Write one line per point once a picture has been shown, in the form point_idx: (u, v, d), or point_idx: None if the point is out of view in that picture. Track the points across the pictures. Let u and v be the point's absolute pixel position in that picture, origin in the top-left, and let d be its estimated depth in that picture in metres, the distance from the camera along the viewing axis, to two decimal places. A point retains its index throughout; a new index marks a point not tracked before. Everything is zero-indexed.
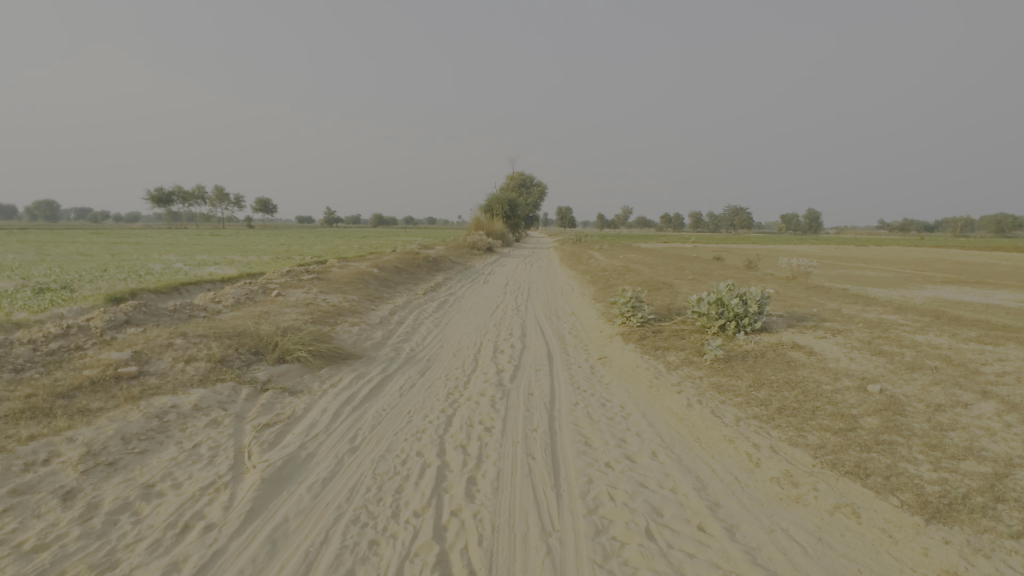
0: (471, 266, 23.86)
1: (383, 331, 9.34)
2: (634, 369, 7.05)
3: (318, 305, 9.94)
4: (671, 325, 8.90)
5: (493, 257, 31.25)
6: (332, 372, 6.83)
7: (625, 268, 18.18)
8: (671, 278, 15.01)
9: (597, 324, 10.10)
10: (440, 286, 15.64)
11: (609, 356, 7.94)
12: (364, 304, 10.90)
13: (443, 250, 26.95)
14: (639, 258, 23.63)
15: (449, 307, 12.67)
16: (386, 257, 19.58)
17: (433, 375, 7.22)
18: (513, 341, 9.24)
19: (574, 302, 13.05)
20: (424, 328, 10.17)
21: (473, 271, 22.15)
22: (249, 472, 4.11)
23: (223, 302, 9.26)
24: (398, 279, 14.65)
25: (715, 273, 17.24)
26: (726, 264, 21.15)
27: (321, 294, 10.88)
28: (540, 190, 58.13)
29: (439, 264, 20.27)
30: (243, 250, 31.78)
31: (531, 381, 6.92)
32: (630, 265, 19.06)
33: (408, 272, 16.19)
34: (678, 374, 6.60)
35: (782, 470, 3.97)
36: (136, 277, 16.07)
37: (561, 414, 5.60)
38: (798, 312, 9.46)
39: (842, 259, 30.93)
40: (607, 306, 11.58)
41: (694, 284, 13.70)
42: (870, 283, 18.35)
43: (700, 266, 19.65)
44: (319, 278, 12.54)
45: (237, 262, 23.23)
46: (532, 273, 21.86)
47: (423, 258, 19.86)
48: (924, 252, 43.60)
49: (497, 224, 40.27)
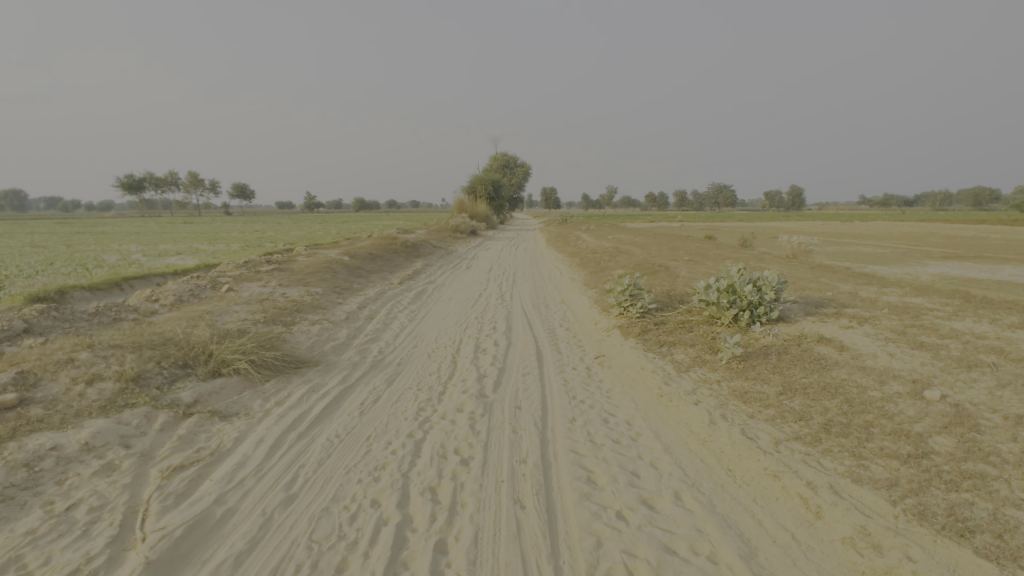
0: (452, 250, 22.63)
1: (348, 329, 8.19)
2: (638, 371, 6.02)
3: (275, 301, 8.74)
4: (675, 317, 7.88)
5: (478, 240, 30.04)
6: (280, 386, 5.69)
7: (616, 250, 17.15)
8: (667, 260, 14.00)
9: (591, 315, 9.06)
10: (418, 274, 14.47)
11: (608, 355, 6.91)
12: (329, 298, 9.71)
13: (424, 234, 25.68)
14: (629, 238, 22.62)
15: (426, 297, 11.52)
16: (361, 243, 18.27)
17: (403, 385, 6.12)
18: (497, 337, 8.16)
19: (564, 289, 11.98)
20: (397, 324, 9.04)
21: (455, 255, 20.99)
22: (134, 548, 3.00)
23: (160, 301, 8.02)
24: (371, 268, 13.43)
25: (713, 253, 16.26)
26: (721, 243, 20.20)
27: (280, 288, 9.67)
28: (524, 170, 56.66)
29: (418, 250, 19.02)
30: (212, 238, 30.05)
31: (519, 389, 5.86)
32: (621, 247, 18.01)
33: (383, 260, 14.95)
34: (691, 378, 5.59)
35: (854, 525, 2.97)
36: (83, 271, 14.65)
37: (556, 437, 4.56)
38: (813, 298, 8.51)
39: (833, 235, 30.21)
40: (601, 294, 10.55)
41: (692, 267, 12.70)
42: (872, 260, 17.54)
43: (694, 246, 18.70)
44: (281, 269, 11.29)
45: (201, 252, 21.68)
46: (517, 257, 20.71)
47: (402, 243, 18.62)
48: (914, 227, 43.17)
49: (481, 206, 38.96)
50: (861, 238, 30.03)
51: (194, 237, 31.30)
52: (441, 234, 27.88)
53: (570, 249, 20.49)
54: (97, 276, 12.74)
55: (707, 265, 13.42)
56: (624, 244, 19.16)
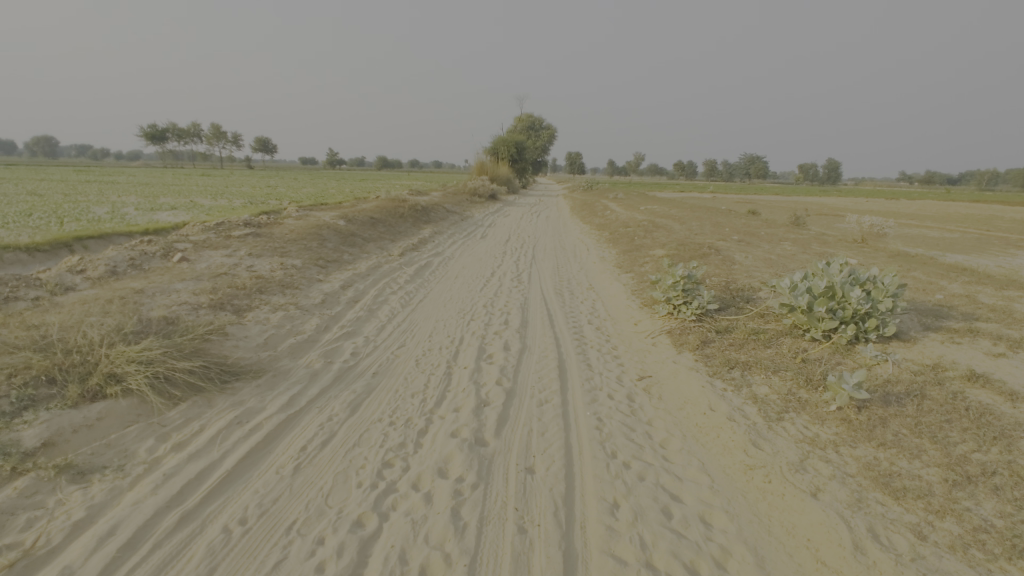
0: (467, 216, 20.67)
1: (320, 319, 6.45)
2: (706, 416, 4.17)
3: (234, 277, 7.01)
4: (744, 324, 5.95)
5: (497, 205, 28.01)
6: (192, 414, 3.97)
7: (651, 224, 15.07)
8: (714, 240, 11.90)
9: (628, 313, 7.18)
10: (424, 244, 12.64)
11: (656, 380, 5.05)
12: (307, 275, 7.95)
13: (439, 197, 23.79)
14: (664, 210, 20.39)
15: (428, 275, 9.70)
16: (364, 205, 16.40)
17: (371, 414, 4.38)
18: (508, 338, 6.34)
19: (593, 272, 10.07)
20: (385, 312, 7.28)
21: (470, 222, 19.12)
22: None
23: (84, 273, 6.33)
24: (368, 235, 11.61)
25: (765, 233, 14.05)
26: (769, 221, 17.89)
27: (247, 259, 7.92)
28: (549, 133, 53.70)
29: (429, 215, 17.11)
30: (217, 194, 28.36)
31: (531, 434, 4.07)
32: (656, 221, 15.87)
33: (385, 226, 13.09)
34: (791, 437, 3.73)
35: None
36: (53, 225, 13.13)
37: (589, 552, 2.78)
38: (923, 305, 6.48)
39: (886, 215, 27.43)
40: (639, 282, 8.62)
41: (747, 251, 10.61)
42: (949, 247, 15.16)
43: (740, 223, 16.47)
44: (258, 233, 9.55)
45: (198, 207, 20.04)
46: (539, 227, 18.70)
47: (411, 206, 16.76)
48: (969, 208, 39.74)
49: (503, 168, 36.71)
50: (915, 219, 27.32)
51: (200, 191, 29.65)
52: (457, 197, 25.85)
53: (598, 220, 18.38)
54: (56, 232, 11.11)
55: (763, 249, 11.30)
56: (659, 218, 16.99)
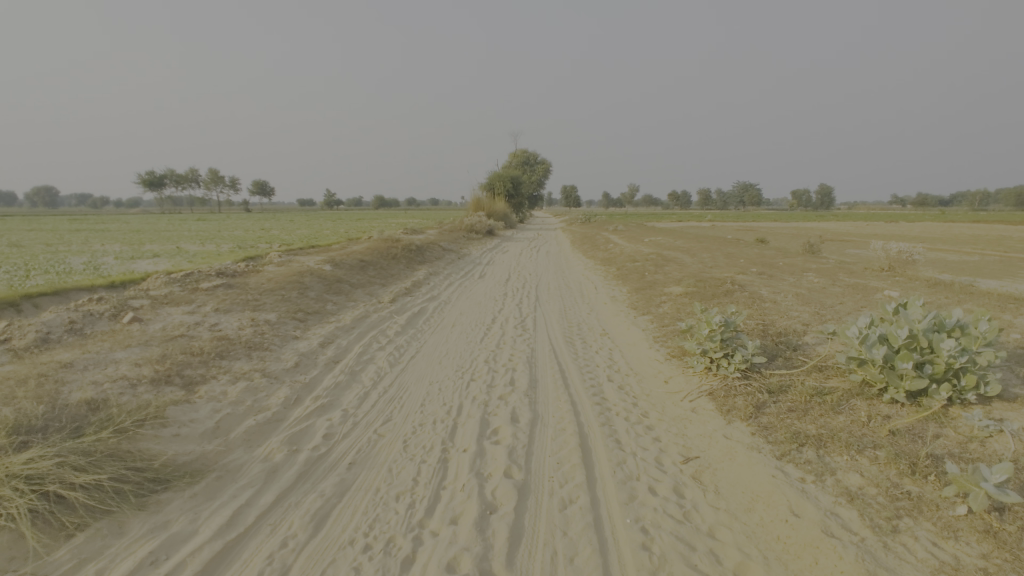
0: (465, 254, 19.84)
1: (289, 389, 5.40)
2: (791, 526, 3.09)
3: (192, 340, 6.00)
4: (800, 383, 4.92)
5: (495, 241, 27.27)
6: (87, 552, 2.87)
7: (660, 257, 14.20)
8: (732, 274, 10.96)
9: (654, 366, 6.15)
10: (419, 287, 11.70)
11: (707, 463, 3.99)
12: (281, 333, 6.94)
13: (435, 235, 23.05)
14: (669, 241, 19.61)
15: (421, 324, 8.69)
16: (355, 247, 15.52)
17: (340, 532, 3.29)
18: (516, 406, 5.29)
19: (605, 315, 9.07)
20: (370, 375, 6.24)
21: (467, 260, 18.26)
22: None
23: (8, 343, 5.32)
24: (356, 281, 10.64)
25: (782, 263, 13.15)
26: (782, 249, 17.06)
27: (212, 316, 6.92)
28: (544, 168, 53.65)
29: (423, 255, 16.21)
30: (207, 239, 27.59)
31: (556, 561, 2.99)
32: (664, 253, 14.97)
33: (375, 269, 12.14)
34: (924, 568, 2.65)
35: None
36: (18, 279, 12.19)
37: None
38: (1005, 349, 5.47)
39: (895, 238, 26.65)
40: (660, 327, 7.60)
41: (772, 286, 9.65)
42: (978, 271, 14.25)
43: (753, 253, 15.62)
44: (232, 283, 8.59)
45: (182, 254, 19.13)
46: (540, 263, 17.82)
47: (404, 245, 15.91)
48: (972, 228, 39.16)
49: (500, 203, 36.24)
50: (925, 242, 26.52)
51: (191, 237, 28.90)
52: (453, 234, 25.07)
53: (601, 254, 17.51)
54: (15, 289, 10.15)
55: (788, 281, 10.36)
56: (667, 250, 16.09)
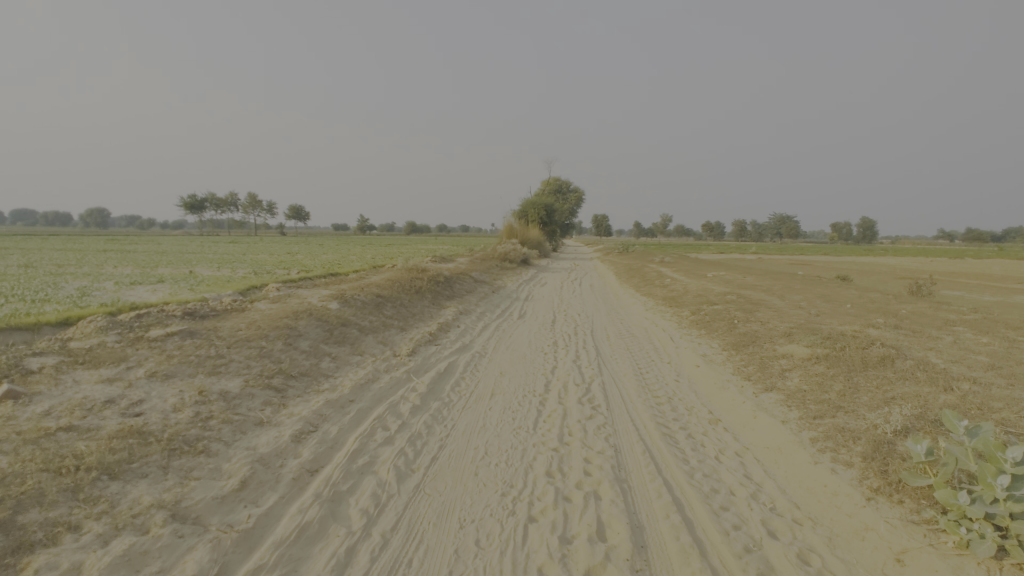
0: (499, 287, 17.56)
1: (209, 550, 2.98)
2: None
3: (77, 439, 3.67)
4: None
5: (531, 272, 25.02)
6: None
7: (743, 300, 11.53)
8: (861, 328, 8.25)
9: (849, 515, 3.53)
10: (447, 334, 9.32)
11: None
12: (237, 415, 4.57)
13: (467, 264, 20.90)
14: (736, 277, 16.94)
15: (448, 396, 6.29)
16: (373, 277, 13.31)
17: None
18: None
19: (705, 388, 6.48)
20: (363, 502, 3.79)
21: (502, 295, 15.92)
22: None
23: None
24: (367, 325, 8.32)
25: (906, 311, 10.37)
26: (880, 291, 14.21)
27: (138, 388, 4.62)
28: (577, 196, 51.74)
29: (453, 289, 13.88)
30: (228, 262, 26.17)
31: None
32: (744, 294, 12.31)
33: (393, 308, 9.81)
34: None
35: None
36: None
37: None
38: None
39: (986, 279, 23.29)
40: (810, 419, 4.99)
41: (936, 349, 6.93)
42: None
43: (851, 294, 12.85)
44: (197, 328, 6.33)
45: (188, 280, 17.21)
46: (587, 300, 15.34)
47: (432, 276, 13.68)
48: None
49: (534, 231, 34.19)
50: (1018, 281, 23.13)
51: (210, 260, 27.35)
52: (485, 264, 22.78)
53: (660, 292, 14.90)
54: None
55: (947, 340, 7.61)
56: (744, 290, 13.37)
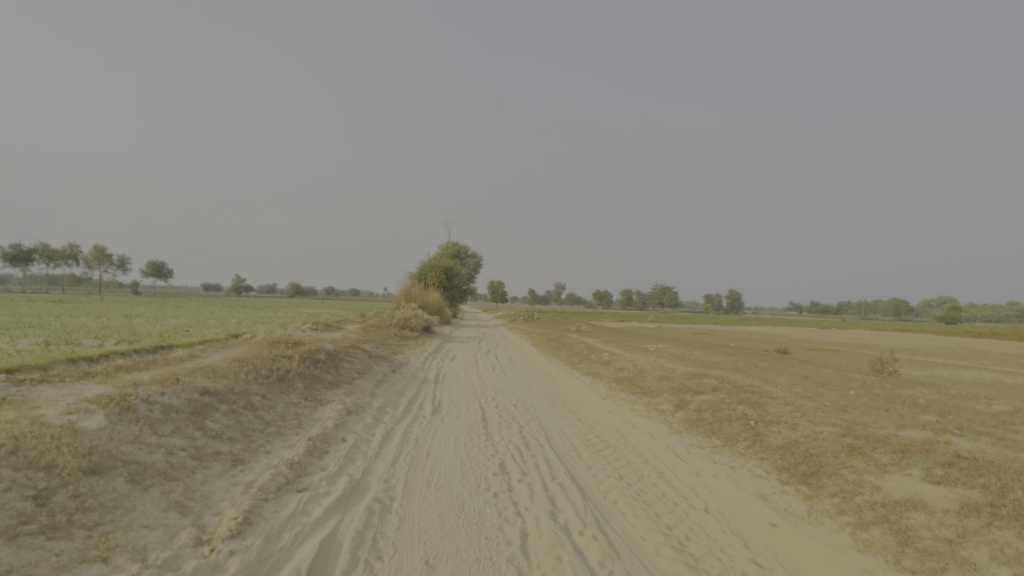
0: (400, 364, 13.70)
1: None
2: None
3: None
4: None
5: (434, 343, 21.33)
6: None
7: (730, 387, 8.92)
8: (944, 438, 5.78)
9: None
10: (320, 465, 5.40)
11: None
12: None
13: (357, 335, 16.79)
14: (680, 352, 14.72)
15: None
16: (213, 354, 8.87)
17: None
18: None
19: None
20: None
21: (405, 375, 12.10)
22: None
23: None
24: (154, 466, 4.24)
25: (927, 401, 8.33)
26: (845, 369, 12.56)
27: None
28: (476, 261, 49.40)
29: (338, 373, 9.85)
30: (18, 328, 19.34)
31: None
32: (721, 379, 9.75)
33: (226, 419, 5.74)
34: None
35: None
36: None
37: None
38: None
39: (883, 352, 23.84)
40: None
41: None
42: None
43: (828, 375, 10.95)
44: None
45: None
46: (516, 382, 12.03)
47: (307, 354, 9.63)
48: (925, 339, 38.07)
49: (436, 296, 30.75)
50: (914, 354, 23.67)
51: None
52: (380, 333, 18.70)
53: (607, 372, 12.00)
54: None
55: None
56: (712, 371, 10.85)
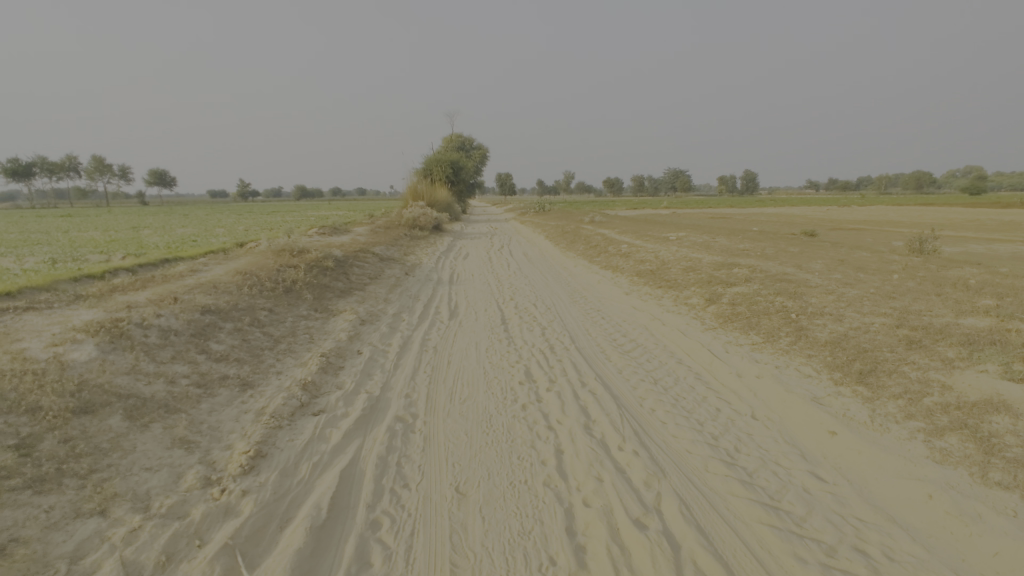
0: (413, 266, 13.27)
1: None
2: None
3: None
4: None
5: (446, 241, 20.78)
6: None
7: (764, 277, 8.37)
8: (1012, 325, 5.27)
9: None
10: (336, 384, 5.09)
11: None
12: None
13: (366, 237, 16.22)
14: (704, 239, 14.03)
15: None
16: (215, 267, 8.42)
17: None
18: None
19: (914, 513, 3.00)
20: None
21: (419, 278, 11.71)
22: None
23: None
24: (154, 399, 3.89)
25: (979, 282, 7.74)
26: (881, 250, 11.88)
27: None
28: (483, 153, 47.25)
29: (348, 280, 9.42)
30: (24, 245, 19.08)
31: None
32: (753, 267, 9.17)
33: (232, 340, 5.37)
34: None
35: None
36: None
37: None
38: None
39: (912, 228, 22.85)
40: None
41: None
42: None
43: (867, 258, 10.29)
44: None
45: None
46: (534, 279, 11.60)
47: (314, 261, 9.14)
48: (953, 212, 36.61)
49: (444, 192, 29.68)
50: (946, 229, 22.63)
51: (6, 244, 19.98)
52: (389, 234, 18.14)
53: (628, 265, 11.46)
54: None
55: None
56: (741, 258, 10.24)
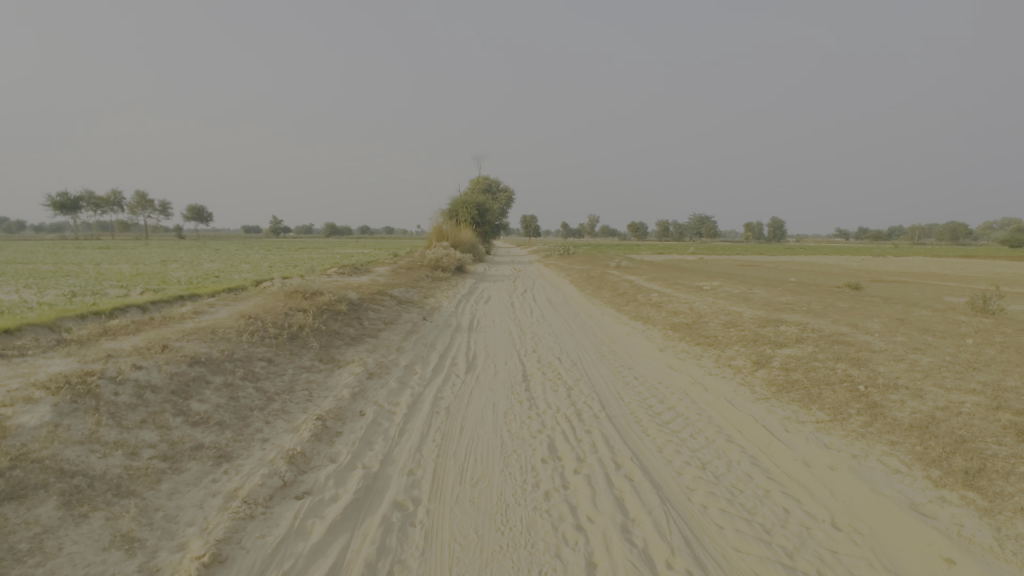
0: (432, 310, 12.69)
1: None
2: None
3: None
4: None
5: (468, 283, 20.24)
6: None
7: (817, 337, 7.48)
8: None
9: None
10: (329, 455, 4.38)
11: None
12: None
13: (386, 278, 15.79)
14: (742, 290, 13.13)
15: None
16: (220, 309, 7.92)
17: None
18: None
19: None
20: None
21: (437, 323, 11.09)
22: None
23: None
24: (104, 478, 3.25)
25: None
26: (942, 308, 10.81)
27: None
28: (508, 195, 47.44)
29: (360, 326, 8.84)
30: (51, 276, 19.25)
31: None
32: (803, 325, 8.28)
33: (217, 398, 4.75)
34: None
35: None
36: None
37: None
38: None
39: (963, 282, 21.44)
40: None
41: None
42: None
43: (930, 317, 9.28)
44: None
45: None
46: (559, 329, 10.84)
47: (325, 305, 8.60)
48: (1001, 265, 34.71)
49: (468, 232, 29.45)
50: (999, 283, 21.20)
51: (34, 274, 20.19)
52: (410, 275, 17.69)
53: (660, 317, 10.63)
54: None
55: None
56: (787, 314, 9.34)
